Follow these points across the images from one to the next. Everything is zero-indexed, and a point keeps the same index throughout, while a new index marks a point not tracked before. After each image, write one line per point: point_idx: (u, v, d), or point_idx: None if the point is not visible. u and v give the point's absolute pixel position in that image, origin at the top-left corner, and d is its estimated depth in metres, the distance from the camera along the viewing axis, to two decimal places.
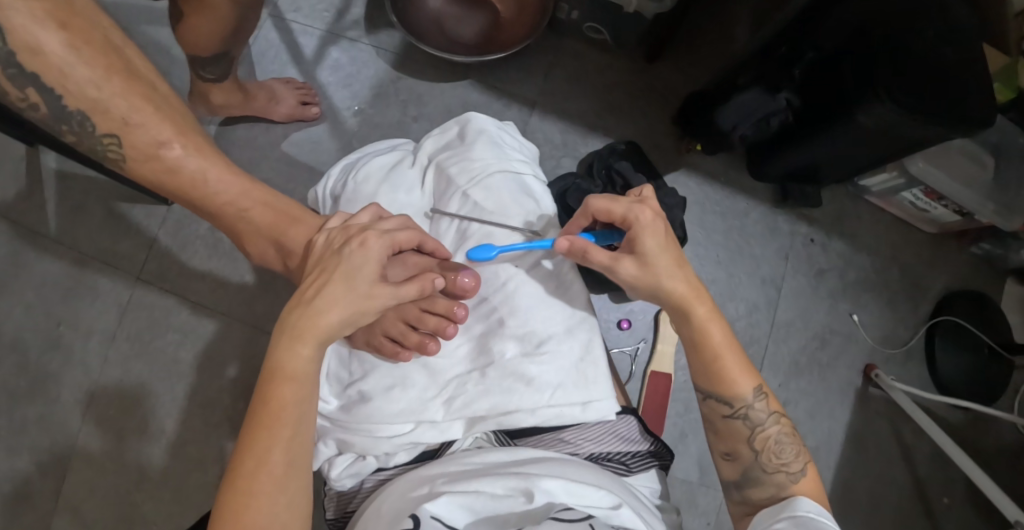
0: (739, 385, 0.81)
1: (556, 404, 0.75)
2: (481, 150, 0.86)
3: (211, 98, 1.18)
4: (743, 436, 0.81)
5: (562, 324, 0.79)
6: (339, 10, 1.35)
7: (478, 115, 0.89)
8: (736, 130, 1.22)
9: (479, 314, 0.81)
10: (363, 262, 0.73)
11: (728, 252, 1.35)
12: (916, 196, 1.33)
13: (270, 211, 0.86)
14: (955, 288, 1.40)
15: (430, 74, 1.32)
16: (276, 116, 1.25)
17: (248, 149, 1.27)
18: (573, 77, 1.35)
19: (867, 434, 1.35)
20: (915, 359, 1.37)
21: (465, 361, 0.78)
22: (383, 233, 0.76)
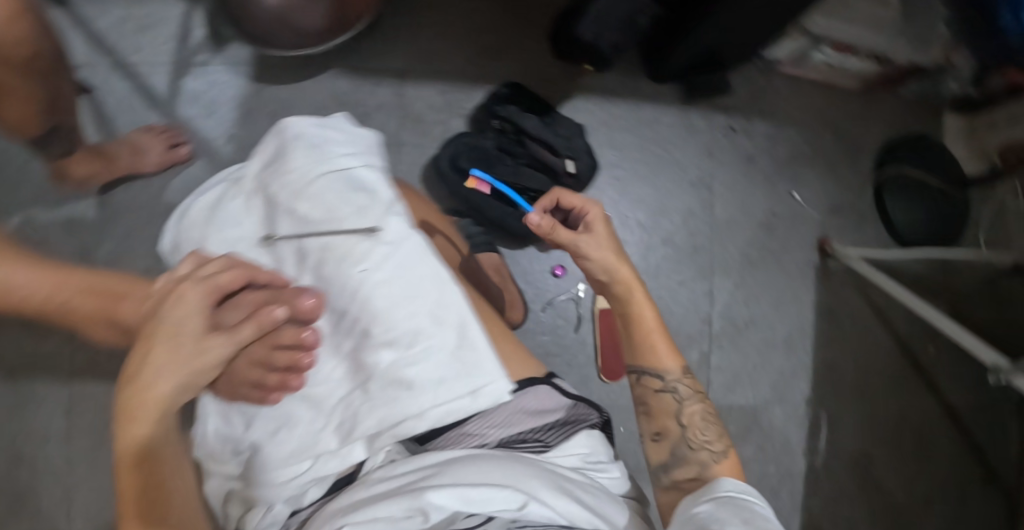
0: (665, 359, 0.84)
1: (443, 401, 0.69)
2: (297, 157, 0.75)
3: (73, 172, 1.14)
4: (671, 411, 0.82)
5: (429, 312, 0.71)
6: (180, 38, 1.26)
7: (291, 117, 0.78)
8: (601, 39, 1.12)
9: (343, 329, 0.72)
10: (184, 317, 0.67)
11: (650, 166, 1.27)
12: (827, 54, 1.25)
13: (92, 295, 0.79)
14: (893, 137, 1.34)
15: (290, 75, 1.24)
16: (148, 169, 1.19)
17: (134, 210, 1.22)
18: (439, 31, 1.25)
19: (838, 307, 1.30)
20: (869, 220, 1.32)
21: (345, 380, 0.72)
22: (201, 278, 0.69)
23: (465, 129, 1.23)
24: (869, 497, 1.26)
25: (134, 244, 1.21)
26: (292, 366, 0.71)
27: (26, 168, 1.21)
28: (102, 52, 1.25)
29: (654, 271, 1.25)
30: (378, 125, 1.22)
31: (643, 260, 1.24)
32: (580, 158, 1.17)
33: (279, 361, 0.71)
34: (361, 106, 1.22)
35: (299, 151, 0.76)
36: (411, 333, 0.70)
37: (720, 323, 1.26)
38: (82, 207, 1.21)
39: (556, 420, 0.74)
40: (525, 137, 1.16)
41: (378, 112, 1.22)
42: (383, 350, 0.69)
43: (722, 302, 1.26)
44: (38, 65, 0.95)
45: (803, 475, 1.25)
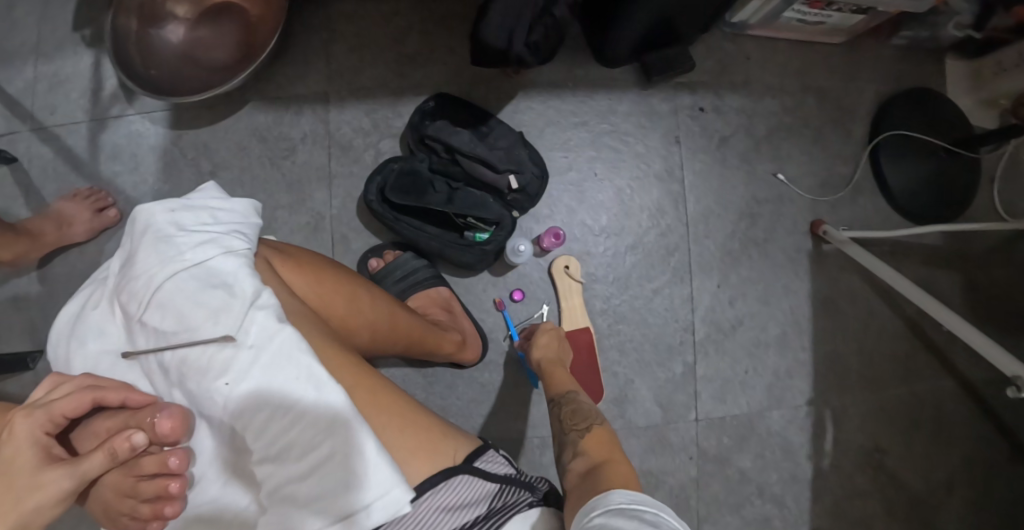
0: (559, 383, 0.89)
1: (333, 520, 0.60)
2: (146, 255, 0.65)
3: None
4: (553, 412, 0.85)
5: (308, 419, 0.62)
6: (93, 91, 1.19)
7: (143, 206, 0.68)
8: (513, 40, 0.92)
9: (225, 442, 0.63)
10: (15, 454, 0.58)
11: (608, 165, 1.15)
12: (801, 12, 1.10)
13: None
14: (887, 92, 1.18)
15: (208, 116, 1.14)
16: (77, 238, 1.13)
17: (72, 282, 1.17)
18: (359, 46, 1.14)
19: (837, 294, 1.18)
20: (866, 192, 1.17)
21: (238, 498, 0.63)
22: (36, 407, 0.59)
23: (398, 151, 1.12)
24: (889, 496, 1.14)
25: None
26: (159, 496, 0.60)
27: None
28: (18, 118, 1.18)
29: (624, 281, 1.14)
30: (306, 159, 1.12)
31: (611, 271, 1.14)
32: (523, 169, 1.05)
33: (145, 492, 0.60)
34: (286, 141, 1.13)
35: (150, 247, 0.66)
36: (292, 445, 0.61)
37: (704, 329, 1.15)
38: (23, 284, 1.16)
39: (479, 516, 0.65)
40: (458, 155, 1.04)
41: (303, 145, 1.13)
42: (263, 466, 0.62)
43: (704, 305, 1.15)
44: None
45: (810, 481, 1.14)
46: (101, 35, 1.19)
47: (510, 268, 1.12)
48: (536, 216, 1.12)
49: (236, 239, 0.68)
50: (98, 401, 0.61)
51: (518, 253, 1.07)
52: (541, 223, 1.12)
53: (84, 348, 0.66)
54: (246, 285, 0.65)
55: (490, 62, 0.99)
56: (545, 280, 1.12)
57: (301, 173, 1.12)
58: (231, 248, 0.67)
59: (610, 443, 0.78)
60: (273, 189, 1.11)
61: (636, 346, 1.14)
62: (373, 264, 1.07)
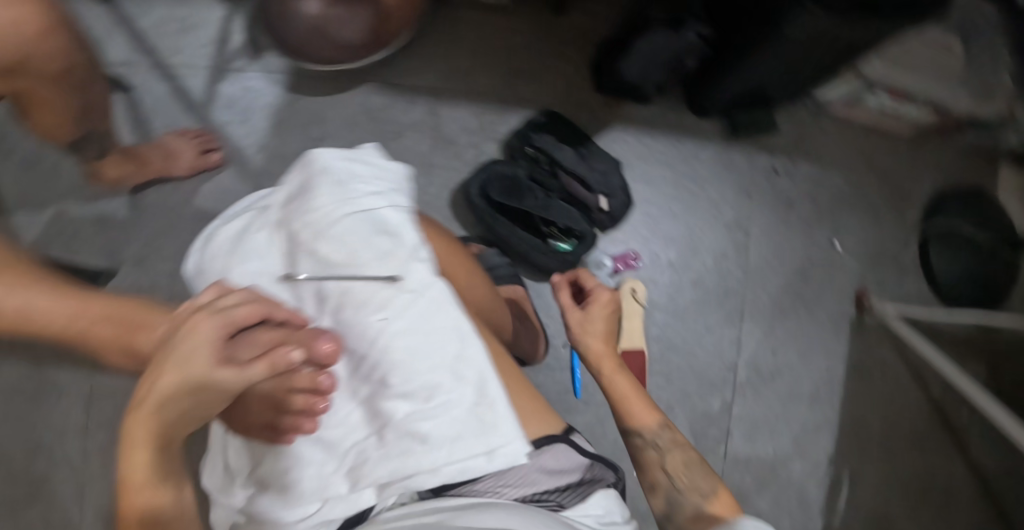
0: (642, 418, 0.85)
1: (457, 459, 0.68)
2: (323, 193, 0.76)
3: (105, 174, 1.15)
4: (654, 463, 0.83)
5: (447, 365, 0.71)
6: (219, 42, 1.27)
7: (321, 152, 0.79)
8: (647, 76, 1.15)
9: (362, 375, 0.72)
10: (193, 346, 0.64)
11: (683, 205, 1.23)
12: (882, 100, 1.20)
13: (111, 324, 0.74)
14: (943, 186, 1.29)
15: (325, 86, 1.24)
16: (178, 173, 1.20)
17: (162, 213, 1.24)
18: (477, 52, 1.23)
19: (869, 361, 1.26)
20: (911, 273, 1.26)
21: (362, 426, 0.72)
22: (216, 310, 0.67)
23: (497, 154, 1.20)
24: None
25: (161, 249, 1.23)
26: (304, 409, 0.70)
27: (64, 164, 1.25)
28: (143, 51, 1.26)
29: (680, 312, 1.21)
30: (409, 143, 1.20)
31: (670, 301, 1.21)
32: (615, 194, 1.14)
33: (294, 405, 0.70)
34: (394, 124, 1.21)
35: (325, 188, 0.77)
36: (430, 387, 0.70)
37: (745, 371, 1.22)
38: (117, 205, 1.23)
39: (573, 483, 0.71)
40: (559, 169, 1.14)
41: (410, 130, 1.21)
42: (399, 400, 0.70)
43: (749, 349, 1.22)
44: (76, 81, 0.91)
45: None
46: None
47: None
48: (614, 237, 1.21)
49: (396, 194, 0.79)
50: (265, 317, 0.69)
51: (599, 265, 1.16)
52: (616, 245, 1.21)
53: (246, 264, 0.76)
54: (409, 237, 0.77)
55: (615, 90, 1.20)
56: None
57: (401, 155, 1.20)
58: (394, 201, 0.78)
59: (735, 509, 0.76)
60: None
61: (680, 375, 1.20)
62: None
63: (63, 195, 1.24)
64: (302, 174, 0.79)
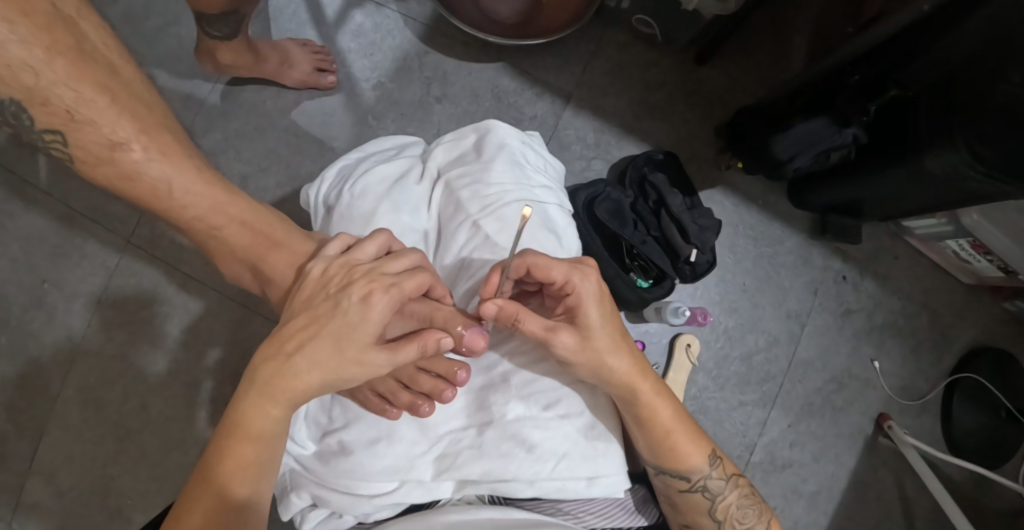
0: (691, 458, 0.72)
1: (559, 477, 0.68)
2: (502, 172, 0.78)
3: (219, 57, 1.09)
4: (704, 509, 0.73)
5: (570, 383, 0.72)
6: None
7: (500, 126, 0.81)
8: (793, 161, 1.12)
9: (482, 367, 0.74)
10: (360, 319, 0.66)
11: (756, 280, 1.27)
12: (961, 246, 1.25)
13: (257, 228, 0.77)
14: (981, 343, 1.33)
15: (459, 51, 1.23)
16: (288, 81, 1.16)
17: (254, 115, 1.18)
18: (615, 71, 1.25)
19: (871, 482, 1.27)
20: (930, 413, 1.31)
21: (462, 416, 0.72)
22: (391, 285, 0.68)
23: (605, 174, 1.22)
24: None
25: (242, 148, 1.18)
26: (428, 391, 0.72)
27: (170, 29, 1.19)
28: None
29: (723, 381, 1.24)
30: None
31: (715, 367, 1.25)
32: (705, 252, 1.12)
33: (421, 385, 0.73)
34: (517, 112, 1.22)
35: (500, 165, 0.80)
36: (553, 398, 0.71)
37: (761, 455, 1.24)
38: (211, 91, 1.18)
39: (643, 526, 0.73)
40: (664, 211, 1.12)
41: (530, 123, 1.22)
42: (514, 402, 0.70)
43: (771, 436, 1.25)
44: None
45: None
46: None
47: (643, 319, 1.21)
48: (692, 291, 1.25)
49: (559, 192, 0.82)
50: (427, 289, 0.71)
51: (677, 314, 1.15)
52: (693, 299, 1.25)
53: (398, 216, 0.78)
54: (566, 241, 0.80)
55: (742, 148, 1.20)
56: (662, 347, 1.21)
57: None
58: (557, 200, 0.82)
59: None
60: None
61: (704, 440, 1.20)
62: None
63: (157, 61, 1.18)
64: (474, 141, 0.81)
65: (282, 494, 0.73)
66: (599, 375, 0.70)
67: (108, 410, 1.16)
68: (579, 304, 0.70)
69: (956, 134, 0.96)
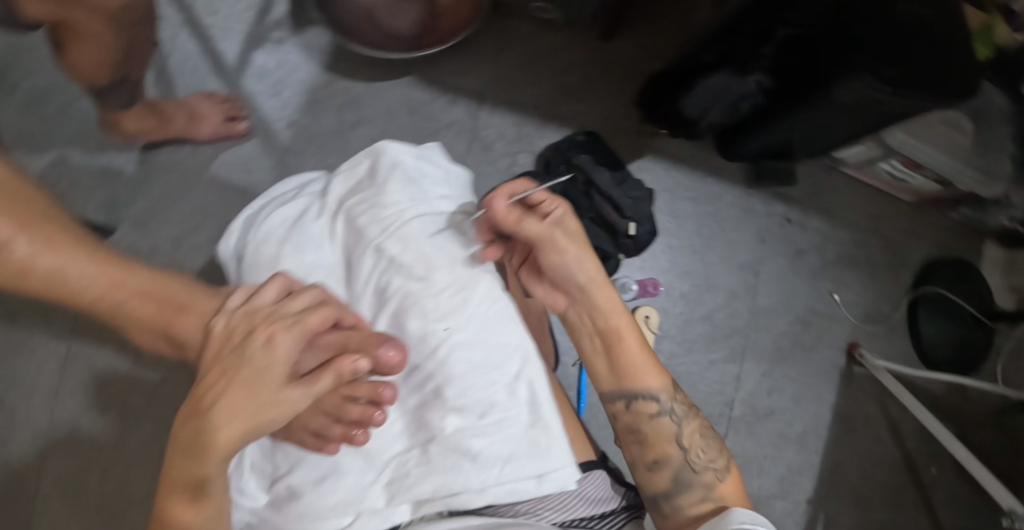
0: (655, 379, 0.79)
1: (507, 479, 0.68)
2: (396, 191, 0.78)
3: (125, 126, 1.12)
4: (669, 435, 0.77)
5: (503, 380, 0.72)
6: (261, 9, 1.25)
7: (391, 145, 0.80)
8: (706, 114, 1.17)
9: (411, 385, 0.73)
10: (268, 361, 0.67)
11: (704, 239, 1.27)
12: (894, 166, 1.26)
13: (152, 302, 0.75)
14: (935, 255, 1.36)
15: (365, 73, 1.22)
16: (201, 136, 1.16)
17: (176, 174, 1.18)
18: (524, 62, 1.25)
19: (854, 413, 1.29)
20: (898, 333, 1.33)
21: (404, 438, 0.72)
22: (295, 321, 0.69)
23: (532, 165, 1.20)
24: None
25: (170, 209, 1.17)
26: (360, 419, 0.71)
27: (73, 107, 1.18)
28: (177, 6, 1.23)
29: (689, 345, 1.24)
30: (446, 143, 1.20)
31: (679, 333, 1.25)
32: (643, 223, 1.14)
33: (349, 414, 0.71)
34: (432, 121, 1.21)
35: (393, 186, 0.79)
36: (486, 403, 0.70)
37: (741, 409, 1.24)
38: (125, 160, 1.17)
39: (614, 509, 0.71)
40: (594, 191, 1.13)
41: (448, 130, 1.21)
42: (450, 415, 0.69)
43: (747, 388, 1.25)
44: (124, 22, 0.89)
45: None
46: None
47: None
48: (640, 263, 1.25)
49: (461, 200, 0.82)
50: (336, 320, 0.71)
51: (627, 291, 1.22)
52: (643, 271, 1.25)
53: (303, 254, 0.77)
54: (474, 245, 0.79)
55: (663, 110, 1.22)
56: None
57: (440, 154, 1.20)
58: (459, 207, 0.81)
59: (742, 490, 0.75)
60: None
61: None
62: None
63: (67, 141, 1.17)
64: (368, 167, 0.80)
65: None
66: (585, 278, 0.79)
67: (87, 496, 1.15)
68: (564, 219, 0.80)
69: (856, 62, 0.95)
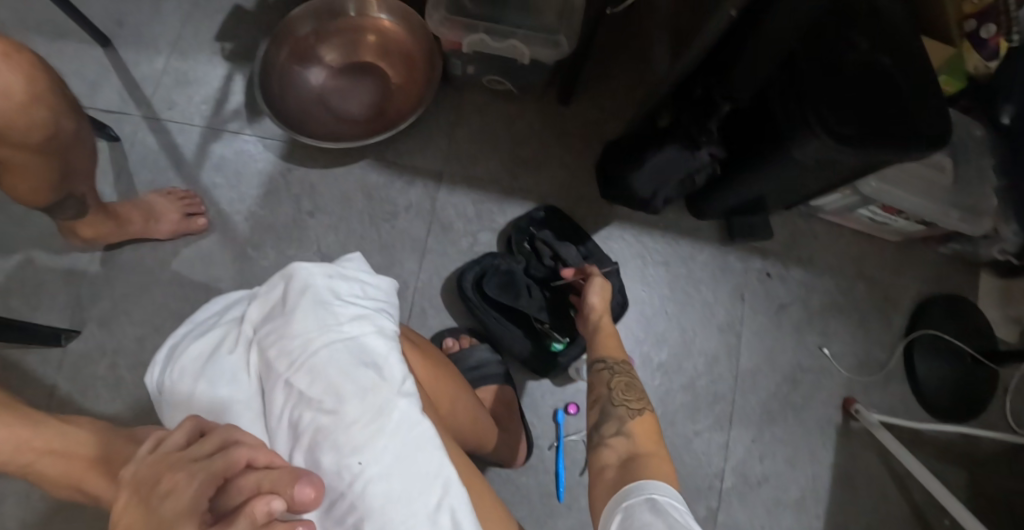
0: (610, 348, 0.89)
1: None
2: (304, 319, 0.71)
3: (79, 233, 1.01)
4: (604, 381, 0.85)
5: (425, 511, 0.65)
6: (217, 101, 1.19)
7: (303, 266, 0.73)
8: (657, 194, 1.12)
9: (333, 519, 0.65)
10: (173, 511, 0.55)
11: (678, 305, 1.23)
12: (874, 211, 1.21)
13: (61, 459, 0.68)
14: (927, 293, 1.31)
15: (320, 160, 1.18)
16: (159, 236, 1.09)
17: (134, 277, 1.11)
18: (482, 136, 1.23)
19: (855, 471, 1.23)
20: (896, 381, 1.26)
21: None
22: (203, 464, 0.59)
23: (493, 245, 1.17)
24: None
25: (133, 310, 1.10)
26: None
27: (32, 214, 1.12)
28: (136, 102, 1.17)
29: (670, 418, 1.19)
30: (405, 227, 1.17)
31: (659, 407, 1.19)
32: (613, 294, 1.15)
33: None
34: (390, 205, 1.17)
35: (304, 311, 0.71)
36: None
37: (733, 478, 1.19)
38: (79, 260, 1.11)
39: None
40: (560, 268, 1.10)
41: (406, 214, 1.17)
42: None
43: (737, 456, 1.20)
44: (53, 145, 0.82)
45: None
46: (239, 52, 1.21)
47: (570, 382, 1.15)
48: None
49: (381, 314, 0.75)
50: (250, 458, 0.60)
51: None
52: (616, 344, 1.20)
53: (214, 392, 0.69)
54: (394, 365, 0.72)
55: (613, 188, 1.17)
56: None
57: (398, 239, 1.16)
58: (376, 325, 0.74)
59: (656, 439, 0.78)
60: (367, 246, 1.15)
61: None
62: (448, 343, 1.09)
63: (20, 245, 1.12)
64: (280, 290, 0.73)
65: None
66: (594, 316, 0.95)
67: None
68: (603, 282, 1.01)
69: (812, 120, 0.94)
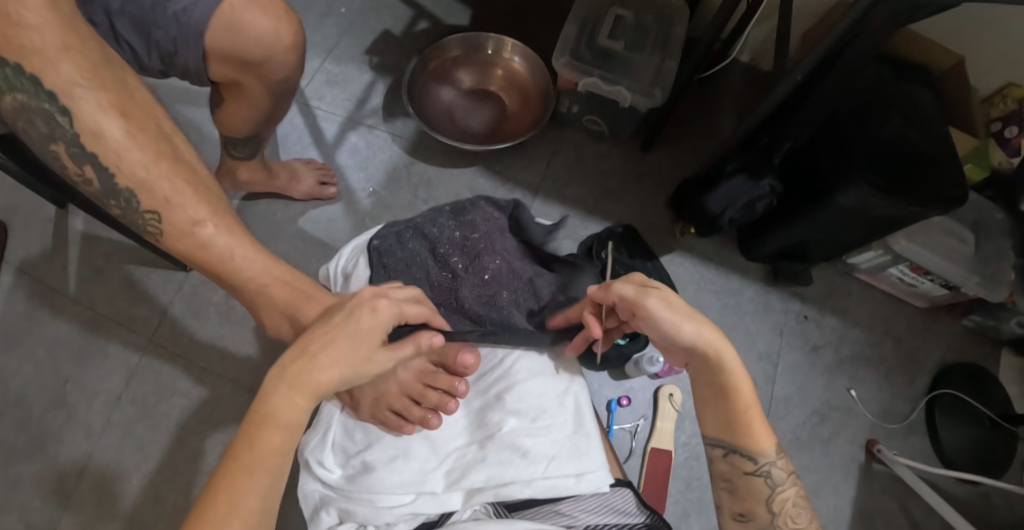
0: (761, 440, 0.82)
1: (551, 476, 0.77)
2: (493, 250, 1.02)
3: (237, 175, 1.21)
4: (762, 497, 0.82)
5: (553, 397, 0.84)
6: (359, 100, 1.42)
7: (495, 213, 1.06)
8: (725, 212, 1.29)
9: (478, 390, 0.87)
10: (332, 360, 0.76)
11: (724, 329, 1.39)
12: (903, 271, 1.37)
13: (289, 289, 0.85)
14: (950, 360, 1.43)
15: (440, 159, 1.40)
16: (296, 194, 1.29)
17: (267, 225, 1.30)
18: (572, 163, 1.44)
19: (874, 510, 1.31)
20: (917, 433, 1.37)
21: (464, 434, 0.84)
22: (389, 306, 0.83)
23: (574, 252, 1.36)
24: None
25: None
26: (436, 405, 0.86)
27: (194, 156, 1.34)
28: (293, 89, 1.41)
29: None
30: None
31: None
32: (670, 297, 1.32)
33: (429, 400, 0.86)
34: None
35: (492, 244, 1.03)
36: (538, 409, 0.82)
37: None
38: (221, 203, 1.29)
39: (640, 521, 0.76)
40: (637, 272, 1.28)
41: None
42: (509, 415, 0.81)
43: None
44: (279, 89, 1.06)
45: None
46: (385, 65, 1.46)
47: (626, 378, 1.30)
48: None
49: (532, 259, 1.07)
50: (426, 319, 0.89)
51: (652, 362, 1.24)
52: None
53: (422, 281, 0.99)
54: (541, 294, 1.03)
55: (684, 213, 1.37)
56: (648, 400, 1.29)
57: None
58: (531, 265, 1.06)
59: None
60: None
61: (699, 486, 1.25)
62: None
63: None
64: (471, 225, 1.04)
65: (312, 516, 0.81)
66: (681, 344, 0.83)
67: (119, 509, 1.14)
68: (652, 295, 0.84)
69: (854, 171, 1.13)
